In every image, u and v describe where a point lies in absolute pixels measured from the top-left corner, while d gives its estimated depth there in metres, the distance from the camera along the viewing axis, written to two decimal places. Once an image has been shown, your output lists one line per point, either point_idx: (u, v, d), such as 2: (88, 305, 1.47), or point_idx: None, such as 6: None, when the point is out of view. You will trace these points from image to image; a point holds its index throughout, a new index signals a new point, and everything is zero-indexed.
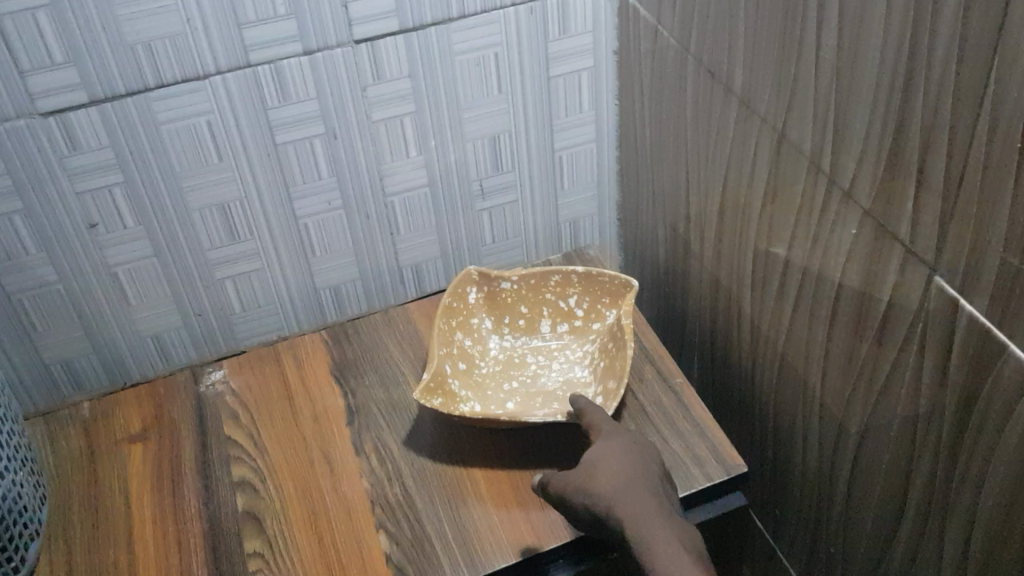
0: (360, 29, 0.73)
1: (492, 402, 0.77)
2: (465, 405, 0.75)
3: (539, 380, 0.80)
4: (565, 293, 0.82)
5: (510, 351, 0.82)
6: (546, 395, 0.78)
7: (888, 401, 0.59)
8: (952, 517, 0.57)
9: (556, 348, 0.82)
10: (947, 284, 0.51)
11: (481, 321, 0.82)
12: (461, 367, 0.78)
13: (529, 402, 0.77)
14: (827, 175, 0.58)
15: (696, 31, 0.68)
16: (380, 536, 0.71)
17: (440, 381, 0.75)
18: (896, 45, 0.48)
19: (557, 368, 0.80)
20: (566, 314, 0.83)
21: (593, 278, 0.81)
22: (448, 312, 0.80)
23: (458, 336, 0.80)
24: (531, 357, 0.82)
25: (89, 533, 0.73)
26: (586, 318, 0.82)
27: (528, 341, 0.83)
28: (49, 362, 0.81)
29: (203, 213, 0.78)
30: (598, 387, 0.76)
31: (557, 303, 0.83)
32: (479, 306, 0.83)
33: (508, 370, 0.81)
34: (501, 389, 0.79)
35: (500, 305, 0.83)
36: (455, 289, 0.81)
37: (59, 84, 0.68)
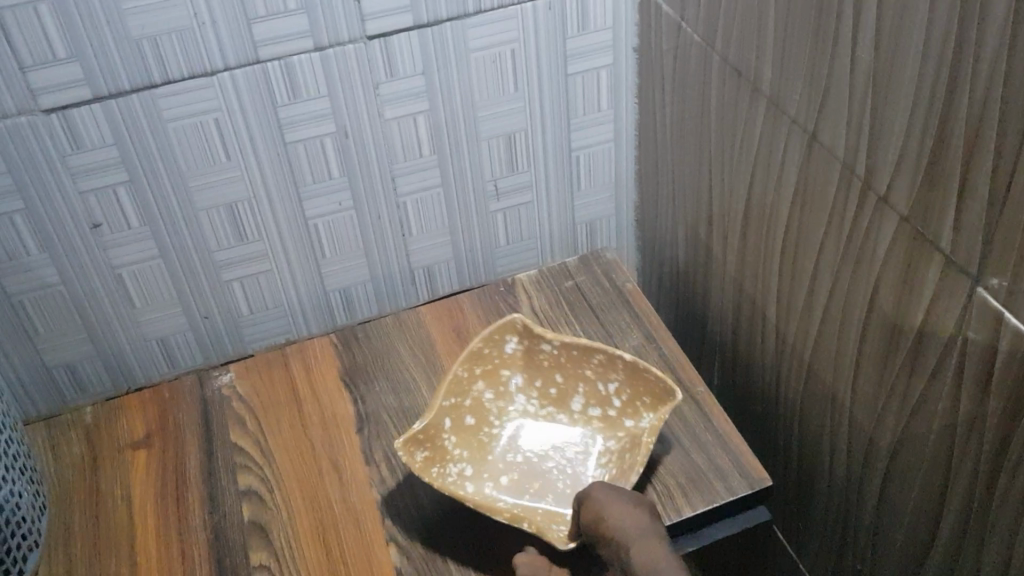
0: (373, 24, 0.71)
1: (485, 470, 0.71)
2: (450, 467, 0.70)
3: (545, 463, 0.72)
4: (605, 376, 0.73)
5: (535, 412, 0.76)
6: (547, 482, 0.71)
7: (923, 416, 0.57)
8: (990, 538, 0.55)
9: (591, 433, 0.74)
10: (990, 297, 0.48)
11: (506, 368, 0.75)
12: (466, 420, 0.72)
13: (518, 490, 0.70)
14: (861, 180, 0.56)
15: (723, 29, 0.66)
16: (392, 549, 0.68)
17: (435, 435, 0.69)
18: (939, 46, 0.46)
19: (574, 456, 0.73)
20: (601, 400, 0.73)
21: (638, 372, 0.70)
22: (471, 355, 0.73)
23: (480, 385, 0.74)
24: (556, 421, 0.75)
25: (89, 544, 0.71)
26: (621, 411, 0.73)
27: (553, 412, 0.75)
28: (51, 365, 0.79)
29: (210, 213, 0.76)
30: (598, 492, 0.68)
31: (593, 385, 0.74)
32: (500, 354, 0.75)
33: (524, 429, 0.74)
34: (505, 451, 0.73)
35: (526, 360, 0.75)
36: (489, 331, 0.73)
37: (61, 79, 0.66)
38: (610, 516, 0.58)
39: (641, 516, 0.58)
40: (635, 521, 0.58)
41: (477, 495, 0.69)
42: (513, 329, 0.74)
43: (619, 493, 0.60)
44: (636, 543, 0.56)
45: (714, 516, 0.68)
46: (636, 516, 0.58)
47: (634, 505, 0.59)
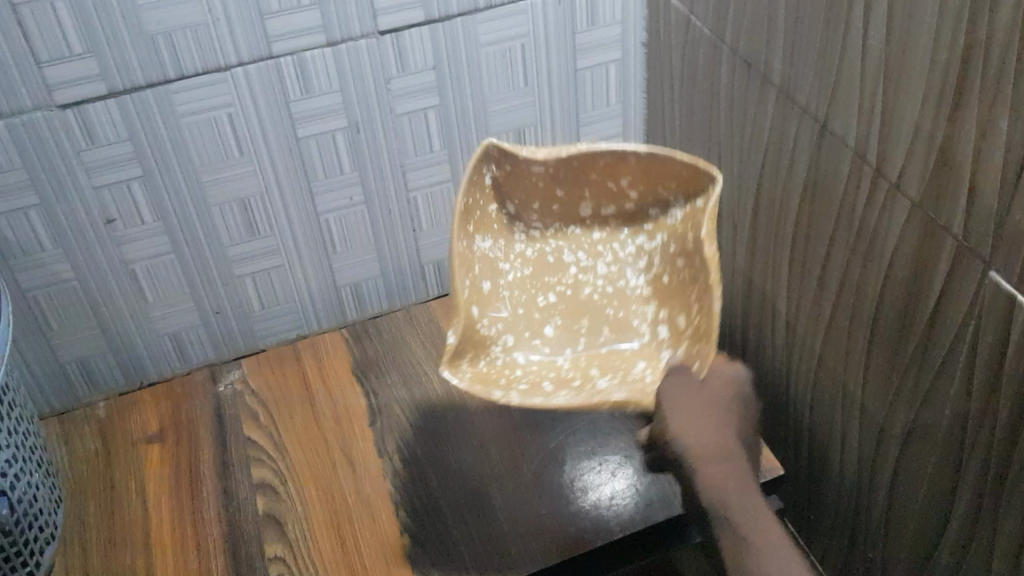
0: (386, 19, 0.72)
1: (526, 330, 0.70)
2: (495, 353, 0.68)
3: (581, 290, 0.72)
4: (616, 175, 0.69)
5: (541, 244, 0.73)
6: (595, 315, 0.71)
7: (934, 403, 0.57)
8: (1002, 524, 0.55)
9: (600, 242, 0.73)
10: (1002, 281, 0.49)
11: (491, 221, 0.71)
12: (484, 289, 0.69)
13: (569, 337, 0.71)
14: (872, 169, 0.56)
15: (733, 22, 0.66)
16: (406, 539, 0.69)
17: (472, 337, 0.67)
18: (952, 32, 0.46)
19: (604, 276, 0.72)
20: (615, 195, 0.71)
21: (655, 158, 0.67)
22: (463, 220, 0.67)
23: (478, 240, 0.70)
24: (570, 254, 0.73)
25: (105, 538, 0.71)
26: (640, 199, 0.70)
27: (561, 230, 0.73)
28: (64, 361, 0.79)
29: (224, 208, 0.76)
30: (655, 311, 0.69)
31: (607, 187, 0.70)
32: (484, 197, 0.71)
33: (541, 274, 0.72)
34: (534, 304, 0.71)
35: (523, 184, 0.71)
36: (466, 202, 0.68)
37: (77, 74, 0.66)
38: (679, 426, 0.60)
39: (711, 423, 0.61)
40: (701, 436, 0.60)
41: (533, 372, 0.68)
42: (499, 172, 0.70)
43: (693, 386, 0.61)
44: (700, 462, 0.60)
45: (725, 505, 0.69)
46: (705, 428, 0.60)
47: (705, 406, 0.61)
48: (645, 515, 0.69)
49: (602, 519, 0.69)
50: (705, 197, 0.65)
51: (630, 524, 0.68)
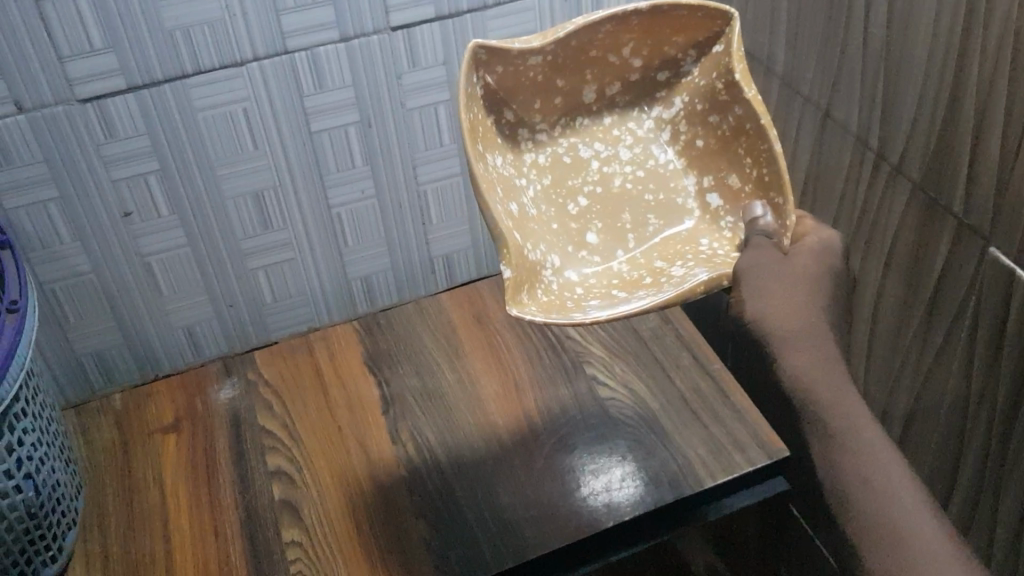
0: (397, 15, 0.73)
1: (568, 244, 0.63)
2: (548, 277, 0.60)
3: (613, 183, 0.66)
4: (618, 46, 0.63)
5: (552, 147, 0.66)
6: (635, 207, 0.66)
7: (936, 382, 0.59)
8: (1004, 500, 0.56)
9: (613, 125, 0.67)
10: (1002, 256, 0.50)
11: (495, 135, 0.62)
12: (515, 212, 0.60)
13: (619, 240, 0.65)
14: (874, 153, 0.58)
15: (736, 15, 0.68)
16: (420, 523, 0.70)
17: (524, 264, 0.57)
18: (951, 15, 0.48)
19: (629, 161, 0.67)
20: (619, 69, 0.65)
21: (664, 14, 0.61)
22: (472, 135, 0.57)
23: (488, 158, 0.60)
24: (588, 148, 0.66)
25: (124, 525, 0.72)
26: (645, 66, 0.65)
27: (570, 123, 0.66)
28: (81, 354, 0.80)
29: (238, 202, 0.78)
30: (698, 180, 0.66)
31: (607, 63, 0.64)
32: (481, 108, 0.61)
33: (564, 178, 0.65)
34: (567, 214, 0.64)
35: (521, 83, 0.62)
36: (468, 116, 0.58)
37: (98, 69, 0.67)
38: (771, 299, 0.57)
39: (802, 296, 0.58)
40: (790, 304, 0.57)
41: (597, 286, 0.61)
42: (493, 77, 0.60)
43: (779, 262, 0.58)
44: (794, 337, 0.57)
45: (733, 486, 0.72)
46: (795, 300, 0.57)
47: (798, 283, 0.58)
48: (653, 498, 0.70)
49: (614, 502, 0.70)
50: (736, 46, 0.61)
51: (640, 507, 0.70)
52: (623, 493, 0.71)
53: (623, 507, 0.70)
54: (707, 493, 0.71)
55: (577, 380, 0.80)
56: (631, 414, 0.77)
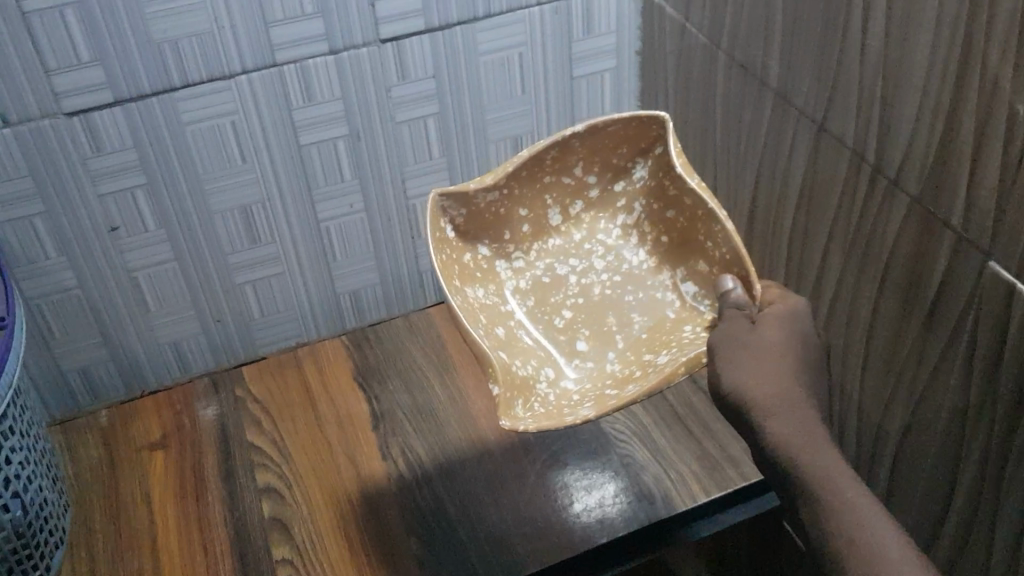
0: (387, 27, 0.73)
1: (557, 354, 0.63)
2: (542, 388, 0.60)
3: (592, 290, 0.67)
4: (568, 167, 0.67)
5: (530, 271, 0.68)
6: (617, 307, 0.66)
7: (932, 397, 0.58)
8: (1002, 516, 0.56)
9: (584, 239, 0.69)
10: (1002, 270, 0.50)
11: (473, 270, 0.65)
12: (501, 335, 0.62)
13: (606, 341, 0.64)
14: (870, 166, 0.57)
15: (728, 28, 0.68)
16: (413, 541, 0.69)
17: (513, 380, 0.57)
18: (949, 28, 0.48)
19: (604, 268, 0.68)
20: (575, 189, 0.68)
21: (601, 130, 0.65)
22: (447, 275, 0.62)
23: (470, 291, 0.64)
24: (563, 265, 0.68)
25: (112, 544, 0.71)
26: (600, 182, 0.69)
27: (542, 246, 0.69)
28: (66, 370, 0.79)
29: (226, 216, 0.77)
30: (673, 275, 0.65)
31: (562, 183, 0.68)
32: (454, 249, 0.65)
33: (546, 296, 0.67)
34: (553, 327, 0.65)
35: (485, 221, 0.66)
36: (438, 256, 0.62)
37: (85, 82, 0.67)
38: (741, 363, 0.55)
39: (773, 364, 0.55)
40: (761, 371, 0.54)
41: (591, 389, 0.59)
42: (460, 220, 0.65)
43: (746, 332, 0.56)
44: (768, 408, 0.53)
45: (726, 502, 0.71)
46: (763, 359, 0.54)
47: (766, 347, 0.55)
48: (648, 513, 0.70)
49: (608, 518, 0.70)
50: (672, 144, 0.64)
51: (634, 522, 0.69)
52: (615, 508, 0.70)
53: (616, 522, 0.69)
54: (702, 507, 0.71)
55: None
56: (624, 429, 0.77)
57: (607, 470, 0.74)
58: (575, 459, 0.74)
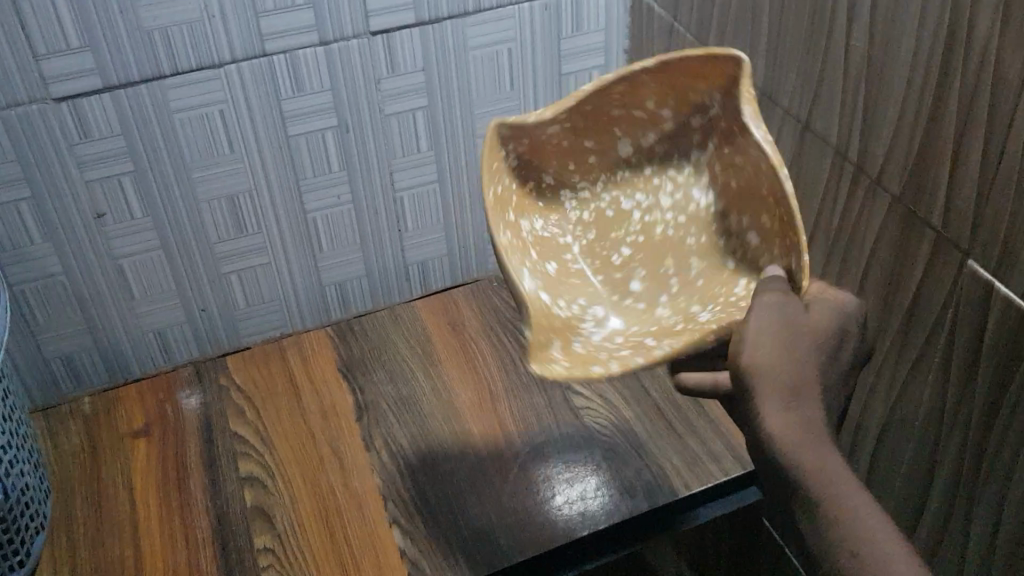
0: (377, 20, 0.73)
1: (609, 292, 0.62)
2: (587, 328, 0.59)
3: (653, 231, 0.64)
4: (639, 98, 0.61)
5: (595, 202, 0.66)
6: (679, 252, 0.63)
7: (911, 394, 0.59)
8: (977, 513, 0.57)
9: (655, 173, 0.65)
10: (981, 268, 0.50)
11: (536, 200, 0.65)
12: (552, 270, 0.62)
13: (662, 284, 0.62)
14: (853, 165, 0.58)
15: (716, 28, 0.69)
16: (395, 531, 0.70)
17: (551, 320, 0.56)
18: (932, 26, 0.49)
19: (670, 208, 0.64)
20: (650, 122, 0.63)
21: (678, 64, 0.58)
22: (498, 206, 0.60)
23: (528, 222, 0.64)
24: (630, 199, 0.65)
25: (93, 530, 0.71)
26: (676, 113, 0.62)
27: (611, 178, 0.66)
28: (49, 357, 0.79)
29: (212, 205, 0.77)
30: (739, 219, 0.60)
31: (635, 116, 0.63)
32: (512, 177, 0.63)
33: (607, 231, 0.65)
34: (610, 265, 0.64)
35: (550, 150, 0.64)
36: (494, 191, 0.61)
37: (74, 69, 0.66)
38: (761, 395, 0.49)
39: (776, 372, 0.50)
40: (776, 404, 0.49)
41: (635, 334, 0.58)
42: (522, 147, 0.62)
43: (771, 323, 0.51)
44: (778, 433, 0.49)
45: (706, 497, 0.72)
46: (790, 389, 0.50)
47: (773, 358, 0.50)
48: (629, 506, 0.70)
49: (589, 511, 0.70)
50: (746, 90, 0.56)
51: (616, 515, 0.70)
52: (596, 501, 0.71)
53: (598, 515, 0.70)
54: (682, 501, 0.71)
55: (552, 389, 0.80)
56: (607, 423, 0.77)
57: (589, 462, 0.74)
58: (557, 453, 0.75)
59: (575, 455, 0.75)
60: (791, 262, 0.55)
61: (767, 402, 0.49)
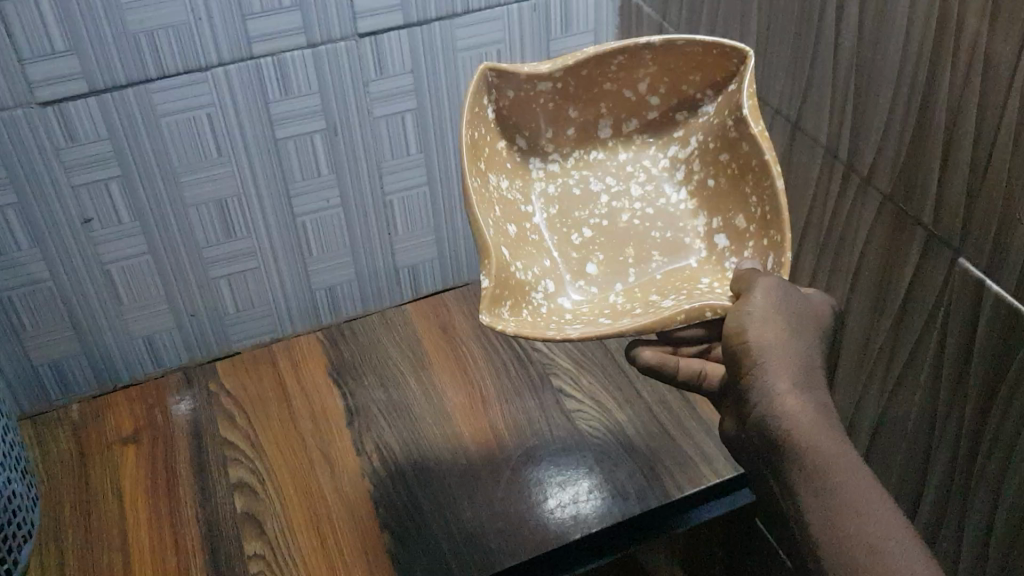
0: (365, 22, 0.73)
1: (564, 272, 0.59)
2: (537, 300, 0.56)
3: (619, 217, 0.62)
4: (633, 80, 0.60)
5: (563, 178, 0.63)
6: (639, 242, 0.61)
7: (903, 393, 0.59)
8: (970, 512, 0.57)
9: (629, 161, 0.63)
10: (971, 266, 0.50)
11: (503, 160, 0.61)
12: (512, 233, 0.57)
13: (619, 272, 0.60)
14: (843, 163, 0.58)
15: (705, 27, 0.68)
16: (386, 535, 0.69)
17: (506, 278, 0.53)
18: (920, 22, 0.49)
19: (640, 197, 0.62)
20: (635, 106, 0.62)
21: (681, 51, 0.58)
22: (472, 153, 0.56)
23: (491, 176, 0.59)
24: (598, 181, 0.63)
25: (82, 537, 0.71)
26: (664, 106, 0.62)
27: (583, 157, 0.63)
28: (37, 364, 0.78)
29: (200, 209, 0.76)
30: (709, 220, 0.60)
31: (624, 98, 0.61)
32: (490, 130, 0.60)
33: (569, 210, 0.62)
34: (569, 244, 0.61)
35: (533, 110, 0.61)
36: (470, 135, 0.57)
37: (59, 73, 0.66)
38: (771, 374, 0.48)
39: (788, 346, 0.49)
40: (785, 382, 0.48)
41: (586, 312, 0.56)
42: (505, 102, 0.60)
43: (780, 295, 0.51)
44: (789, 411, 0.47)
45: (698, 498, 0.72)
46: (799, 372, 0.48)
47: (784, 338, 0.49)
48: (622, 509, 0.70)
49: (581, 514, 0.70)
50: (746, 83, 0.57)
51: (609, 518, 0.69)
52: (589, 504, 0.70)
53: (590, 518, 0.69)
54: (673, 502, 0.71)
55: (544, 392, 0.80)
56: (599, 425, 0.77)
57: (580, 465, 0.74)
58: (549, 456, 0.74)
59: (567, 458, 0.74)
60: (766, 263, 0.55)
61: (778, 379, 0.48)
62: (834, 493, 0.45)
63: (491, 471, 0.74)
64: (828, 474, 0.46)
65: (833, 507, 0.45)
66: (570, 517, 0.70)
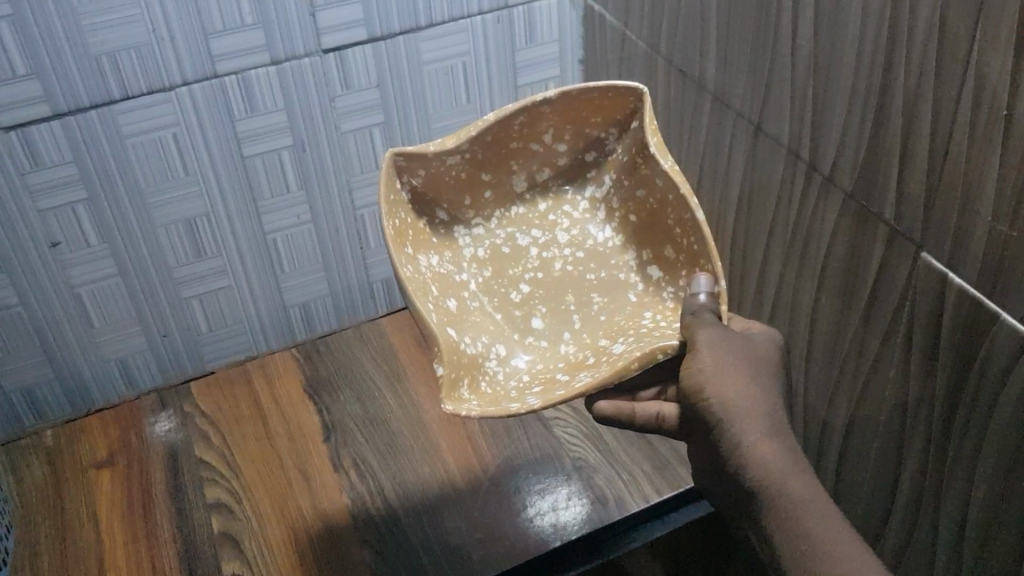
0: (328, 37, 0.73)
1: (510, 331, 0.59)
2: (492, 368, 0.56)
3: (553, 266, 0.62)
4: (537, 133, 0.61)
5: (490, 238, 0.63)
6: (578, 288, 0.61)
7: (873, 390, 0.59)
8: (942, 510, 0.57)
9: (549, 210, 0.64)
10: (933, 260, 0.51)
11: (429, 237, 0.61)
12: (453, 307, 0.57)
13: (564, 320, 0.59)
14: (806, 164, 0.58)
15: (666, 34, 0.69)
16: (365, 550, 0.69)
17: (452, 350, 0.52)
18: (876, 20, 0.49)
19: (567, 243, 0.63)
20: (546, 155, 0.63)
21: (581, 98, 0.60)
22: (398, 241, 0.56)
23: (421, 258, 0.59)
24: (525, 236, 0.63)
25: (57, 564, 0.70)
26: (572, 151, 0.63)
27: (504, 214, 0.64)
28: (9, 390, 0.78)
29: (169, 229, 0.76)
30: (638, 254, 0.61)
31: (531, 151, 0.62)
32: (410, 212, 0.60)
33: (502, 269, 0.62)
34: (509, 303, 0.60)
35: (445, 184, 0.61)
36: (393, 224, 0.56)
37: (19, 96, 0.65)
38: (744, 425, 0.47)
39: (752, 396, 0.48)
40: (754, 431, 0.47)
41: (542, 371, 0.56)
42: (417, 182, 0.60)
43: (732, 336, 0.50)
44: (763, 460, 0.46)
45: (677, 505, 0.72)
46: (769, 418, 0.48)
47: (750, 389, 0.48)
48: (601, 516, 0.70)
49: (562, 522, 0.70)
50: (649, 121, 0.58)
51: (588, 525, 0.69)
52: (569, 511, 0.70)
53: (571, 525, 0.69)
54: (651, 509, 0.71)
55: None
56: (576, 433, 0.77)
57: (557, 473, 0.74)
58: (528, 464, 0.74)
59: (545, 467, 0.74)
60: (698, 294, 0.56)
61: (750, 430, 0.47)
62: (813, 540, 0.45)
63: (470, 482, 0.73)
64: (805, 520, 0.45)
65: (811, 558, 0.45)
66: (550, 525, 0.70)
